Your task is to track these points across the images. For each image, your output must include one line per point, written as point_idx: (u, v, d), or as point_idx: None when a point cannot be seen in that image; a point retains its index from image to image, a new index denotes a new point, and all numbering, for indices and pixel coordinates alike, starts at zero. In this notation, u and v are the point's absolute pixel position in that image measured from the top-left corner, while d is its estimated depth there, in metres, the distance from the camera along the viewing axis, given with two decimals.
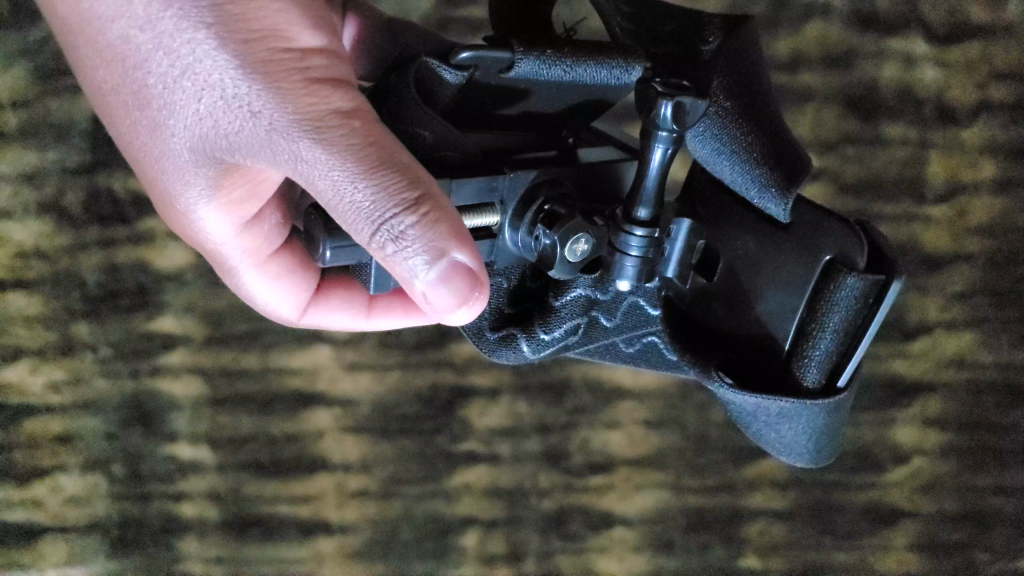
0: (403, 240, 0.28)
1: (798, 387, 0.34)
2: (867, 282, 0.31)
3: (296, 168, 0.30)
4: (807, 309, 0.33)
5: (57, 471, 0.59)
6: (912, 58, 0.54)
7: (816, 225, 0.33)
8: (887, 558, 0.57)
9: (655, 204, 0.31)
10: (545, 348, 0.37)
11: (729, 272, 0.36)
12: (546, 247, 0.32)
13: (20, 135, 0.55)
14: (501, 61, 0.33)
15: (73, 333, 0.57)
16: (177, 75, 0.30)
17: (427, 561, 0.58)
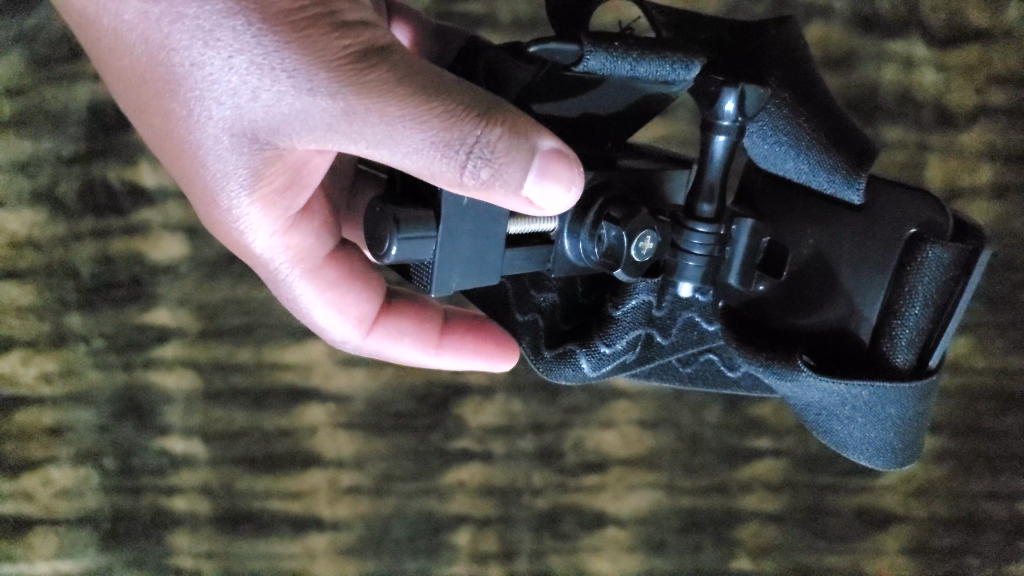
0: (490, 151, 0.29)
1: (892, 368, 0.36)
2: (954, 251, 0.34)
3: (357, 120, 0.30)
4: (893, 286, 0.36)
5: (47, 463, 0.58)
6: (912, 60, 0.54)
7: (886, 203, 0.36)
8: (879, 562, 0.57)
9: (713, 199, 0.34)
10: (605, 362, 0.38)
11: (792, 267, 0.39)
12: (613, 245, 0.33)
13: (16, 123, 0.55)
14: (570, 53, 0.31)
15: (66, 324, 0.57)
16: (205, 50, 0.31)
17: (420, 559, 0.57)
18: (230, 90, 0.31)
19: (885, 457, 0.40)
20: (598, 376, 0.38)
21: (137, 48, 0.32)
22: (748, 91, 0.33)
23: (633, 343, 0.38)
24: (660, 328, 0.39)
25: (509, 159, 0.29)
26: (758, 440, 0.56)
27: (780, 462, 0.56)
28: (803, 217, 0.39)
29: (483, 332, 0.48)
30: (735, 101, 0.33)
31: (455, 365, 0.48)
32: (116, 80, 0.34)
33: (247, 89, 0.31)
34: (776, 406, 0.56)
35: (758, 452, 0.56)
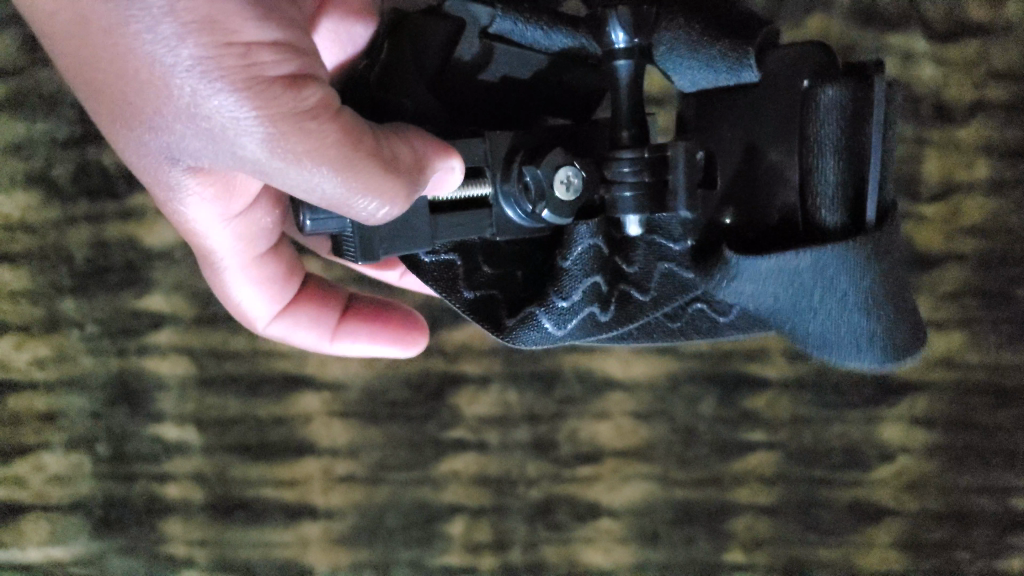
0: (374, 200, 0.33)
1: (825, 228, 0.37)
2: (843, 90, 0.36)
3: (257, 163, 0.32)
4: (801, 154, 0.37)
5: (39, 449, 0.58)
6: (911, 54, 0.54)
7: (791, 59, 0.38)
8: (870, 555, 0.57)
9: (632, 138, 0.37)
10: (565, 318, 0.40)
11: (722, 150, 0.41)
12: (538, 183, 0.36)
13: (10, 105, 0.54)
14: (483, 12, 0.39)
15: (60, 309, 0.57)
16: (148, 77, 0.32)
17: (413, 548, 0.58)
18: (165, 115, 0.33)
19: (880, 349, 0.39)
20: (564, 333, 0.41)
21: (90, 44, 0.33)
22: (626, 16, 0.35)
23: (592, 293, 0.41)
24: (633, 284, 0.42)
25: (399, 208, 0.34)
26: (752, 433, 0.57)
27: (774, 455, 0.56)
28: (726, 114, 0.41)
29: (390, 318, 0.51)
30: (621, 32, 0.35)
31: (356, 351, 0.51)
32: (67, 54, 0.35)
33: (177, 121, 0.33)
34: (770, 399, 0.56)
35: (752, 444, 0.57)
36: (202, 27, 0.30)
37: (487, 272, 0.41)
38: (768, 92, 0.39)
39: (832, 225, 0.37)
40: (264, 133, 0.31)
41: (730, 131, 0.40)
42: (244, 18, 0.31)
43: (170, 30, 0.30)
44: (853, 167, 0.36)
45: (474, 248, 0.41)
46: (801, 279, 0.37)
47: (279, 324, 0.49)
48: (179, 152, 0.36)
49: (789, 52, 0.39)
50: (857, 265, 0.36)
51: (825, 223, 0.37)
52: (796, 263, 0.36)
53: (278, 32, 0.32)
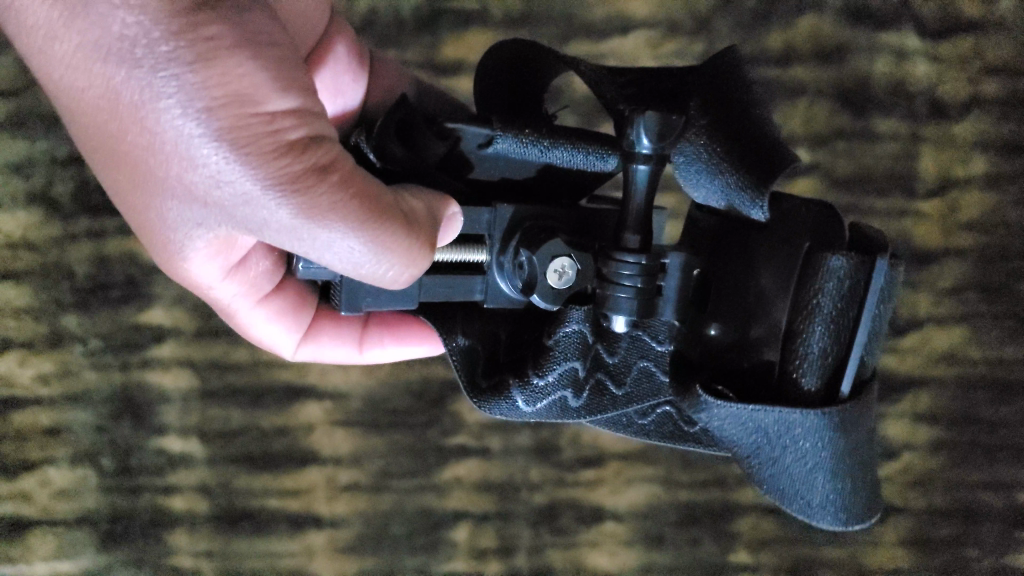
0: (395, 257, 0.32)
1: (799, 396, 0.33)
2: (852, 262, 0.32)
3: (278, 232, 0.31)
4: (797, 294, 0.33)
5: (44, 464, 0.58)
6: (904, 52, 0.54)
7: (789, 215, 0.35)
8: (876, 553, 0.57)
9: (639, 230, 0.34)
10: (539, 397, 0.37)
11: (724, 299, 0.37)
12: (530, 266, 0.34)
13: (9, 124, 0.55)
14: (479, 134, 0.38)
15: (62, 324, 0.57)
16: (165, 147, 0.31)
17: (419, 556, 0.58)
18: (183, 184, 0.32)
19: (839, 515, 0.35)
20: (533, 412, 0.38)
21: (104, 115, 0.32)
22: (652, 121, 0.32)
23: (570, 378, 0.38)
24: (609, 373, 0.39)
25: (419, 265, 0.33)
26: None
27: None
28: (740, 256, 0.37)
29: (403, 325, 0.49)
30: (646, 139, 0.32)
31: (383, 358, 0.51)
32: (80, 123, 0.34)
33: (195, 189, 0.31)
34: None
35: None
36: (227, 97, 0.29)
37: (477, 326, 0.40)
38: (775, 234, 0.35)
39: (807, 394, 0.33)
40: (285, 196, 0.30)
41: (730, 270, 0.37)
42: (270, 87, 0.30)
43: (192, 99, 0.29)
44: (842, 338, 0.33)
45: (467, 306, 0.40)
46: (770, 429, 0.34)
47: (306, 347, 0.49)
48: (195, 220, 0.34)
49: (806, 208, 0.35)
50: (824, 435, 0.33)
51: (803, 391, 0.33)
52: (770, 413, 0.33)
53: (300, 100, 0.31)
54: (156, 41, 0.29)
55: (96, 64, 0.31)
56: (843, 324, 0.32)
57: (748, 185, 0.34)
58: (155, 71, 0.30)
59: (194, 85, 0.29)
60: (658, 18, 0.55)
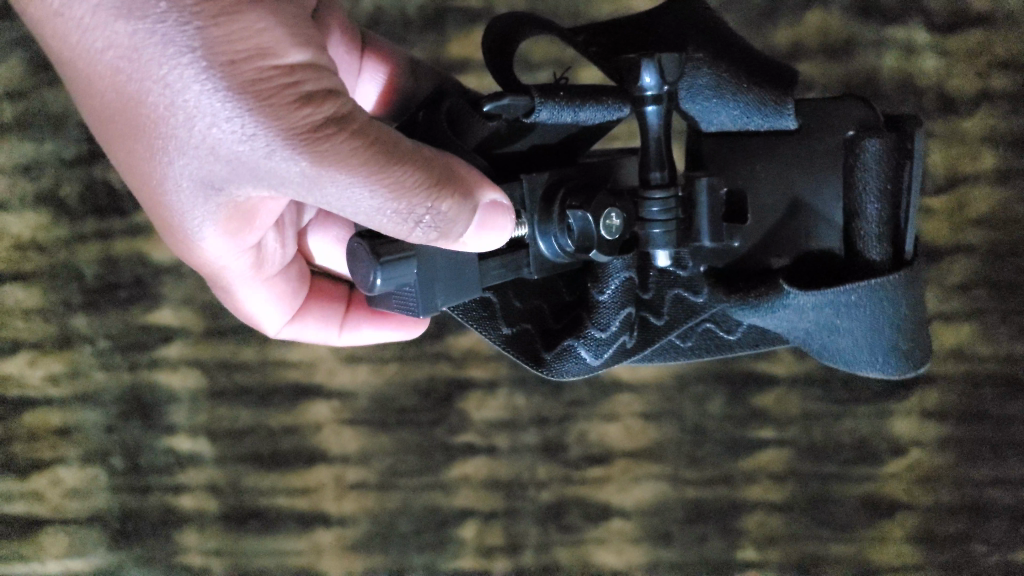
0: (428, 204, 0.31)
1: (873, 265, 0.38)
2: (885, 140, 0.37)
3: (303, 182, 0.31)
4: (847, 184, 0.39)
5: (56, 464, 0.59)
6: (912, 47, 0.54)
7: (821, 113, 0.40)
8: (884, 550, 0.56)
9: (661, 166, 0.36)
10: (604, 347, 0.39)
11: (757, 203, 0.41)
12: (585, 231, 0.34)
13: (19, 126, 0.55)
14: (522, 106, 0.36)
15: (71, 325, 0.58)
16: (185, 105, 0.31)
17: (426, 554, 0.58)
18: (202, 146, 0.32)
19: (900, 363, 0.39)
20: (600, 364, 0.39)
21: (117, 83, 0.31)
22: (664, 61, 0.35)
23: (627, 323, 0.39)
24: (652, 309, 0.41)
25: (452, 222, 0.32)
26: (762, 430, 0.56)
27: (784, 452, 0.56)
28: (761, 156, 0.41)
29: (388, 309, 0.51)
30: (654, 74, 0.35)
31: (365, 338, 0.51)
32: (86, 97, 0.33)
33: (215, 148, 0.31)
34: (778, 395, 0.56)
35: (762, 442, 0.56)
36: (249, 50, 0.30)
37: (519, 307, 0.40)
38: (803, 134, 0.40)
39: (876, 264, 0.38)
40: (309, 141, 0.30)
41: (762, 172, 0.41)
42: (286, 41, 0.31)
43: (213, 52, 0.30)
44: (893, 208, 0.37)
45: (506, 288, 0.40)
46: (835, 304, 0.37)
47: (292, 326, 0.50)
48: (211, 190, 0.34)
49: (833, 103, 0.40)
50: (893, 296, 0.37)
51: (870, 261, 0.38)
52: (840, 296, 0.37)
53: (314, 57, 0.32)
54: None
55: (110, 28, 0.30)
56: (887, 187, 0.37)
57: (769, 99, 0.41)
58: (177, 25, 0.29)
59: (215, 38, 0.29)
60: None
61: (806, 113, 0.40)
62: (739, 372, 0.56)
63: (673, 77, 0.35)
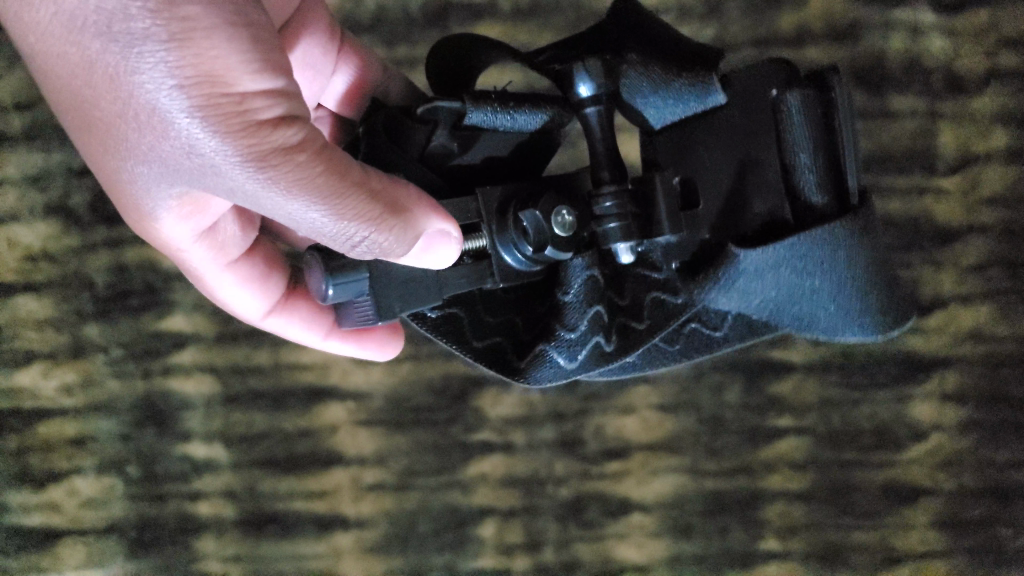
0: (366, 233, 0.33)
1: (816, 207, 0.38)
2: (804, 93, 0.38)
3: (250, 198, 0.33)
4: (778, 145, 0.39)
5: (72, 474, 0.59)
6: (919, 27, 0.55)
7: (756, 81, 0.40)
8: (908, 536, 0.55)
9: (609, 165, 0.39)
10: (576, 349, 0.41)
11: (709, 182, 0.41)
12: (538, 229, 0.38)
13: (25, 138, 0.57)
14: (455, 111, 0.39)
15: (84, 334, 0.58)
16: (139, 114, 0.32)
17: (445, 554, 0.57)
18: (157, 149, 0.33)
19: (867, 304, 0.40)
20: (576, 366, 0.41)
21: (82, 83, 0.33)
22: (591, 68, 0.38)
23: (598, 322, 0.41)
24: (632, 315, 0.42)
25: (389, 246, 0.34)
26: (781, 418, 0.56)
27: (804, 440, 0.56)
28: (702, 138, 0.41)
29: (371, 331, 0.51)
30: (589, 83, 0.38)
31: (344, 350, 0.52)
32: (60, 87, 0.35)
33: (169, 154, 0.33)
34: (796, 382, 0.56)
35: (781, 430, 0.56)
36: (198, 75, 0.30)
37: (490, 321, 0.43)
38: (737, 105, 0.41)
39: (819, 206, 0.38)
40: (251, 168, 0.31)
41: (708, 154, 0.41)
42: (241, 67, 0.30)
43: (163, 74, 0.30)
44: (828, 152, 0.38)
45: (476, 304, 0.43)
46: (802, 263, 0.38)
47: (276, 319, 0.51)
48: (172, 181, 0.36)
49: (756, 74, 0.41)
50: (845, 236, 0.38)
51: (813, 204, 0.38)
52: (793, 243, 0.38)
53: (275, 80, 0.32)
54: (129, 19, 0.30)
55: (73, 36, 0.31)
56: (823, 141, 0.38)
57: (696, 80, 0.41)
58: (130, 46, 0.30)
59: (167, 61, 0.30)
60: (667, 6, 0.56)
61: (735, 87, 0.41)
62: (757, 361, 0.56)
63: (604, 79, 0.38)
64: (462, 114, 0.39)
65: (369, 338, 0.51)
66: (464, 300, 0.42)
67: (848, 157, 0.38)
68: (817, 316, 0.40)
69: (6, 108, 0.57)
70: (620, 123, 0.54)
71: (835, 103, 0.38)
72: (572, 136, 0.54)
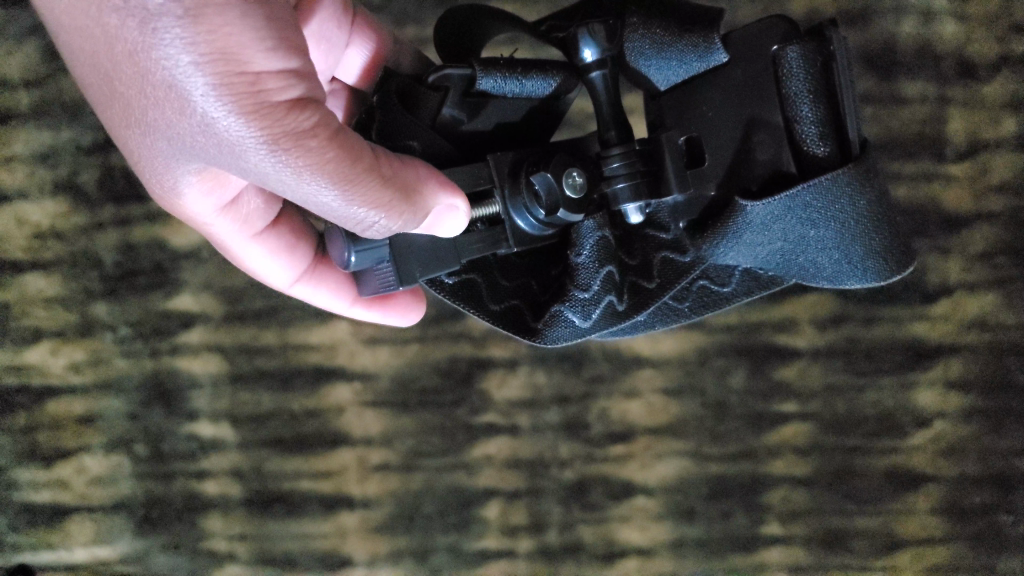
0: (374, 215, 0.34)
1: (819, 161, 0.38)
2: (805, 47, 0.38)
3: (262, 178, 0.33)
4: (781, 99, 0.39)
5: (80, 452, 0.59)
6: (931, 12, 0.55)
7: (757, 33, 0.40)
8: (909, 523, 0.55)
9: (616, 126, 0.40)
10: (590, 309, 0.40)
11: (714, 140, 0.41)
12: (549, 191, 0.38)
13: (34, 115, 0.57)
14: (464, 76, 0.39)
15: (93, 313, 0.58)
16: (156, 91, 0.32)
17: (450, 535, 0.57)
18: (172, 127, 0.33)
19: (876, 252, 0.39)
20: (590, 325, 0.41)
21: (102, 57, 0.33)
22: (596, 32, 0.38)
23: (610, 282, 0.40)
24: (642, 274, 0.42)
25: (396, 225, 0.35)
26: (785, 404, 0.56)
27: (807, 425, 0.56)
28: (705, 96, 0.41)
29: (392, 298, 0.51)
30: (593, 48, 0.38)
31: (368, 317, 0.52)
32: (80, 59, 0.35)
33: (183, 130, 0.33)
34: (801, 367, 0.56)
35: (785, 416, 0.56)
36: (214, 54, 0.30)
37: (506, 285, 0.43)
38: (740, 60, 0.40)
39: (822, 158, 0.38)
40: (265, 150, 0.31)
41: (712, 110, 0.41)
42: (256, 47, 0.31)
43: (179, 51, 0.30)
44: (830, 106, 0.38)
45: (492, 269, 0.43)
46: (804, 213, 0.38)
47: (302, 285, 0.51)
48: (188, 157, 0.36)
49: (759, 27, 0.40)
50: (850, 190, 0.37)
51: (815, 157, 0.38)
52: (800, 197, 0.37)
53: (287, 60, 0.32)
54: None
55: (93, 10, 0.31)
56: (825, 92, 0.38)
57: (699, 40, 0.41)
58: (145, 24, 0.30)
59: (181, 38, 0.29)
60: None
61: (737, 44, 0.40)
62: (762, 347, 0.57)
63: (609, 44, 0.39)
64: (473, 80, 0.39)
65: (392, 303, 0.51)
66: (480, 266, 0.43)
67: (849, 106, 0.38)
68: (822, 264, 0.40)
69: (14, 84, 0.57)
70: (631, 105, 0.54)
71: (833, 56, 0.37)
72: (581, 117, 0.54)
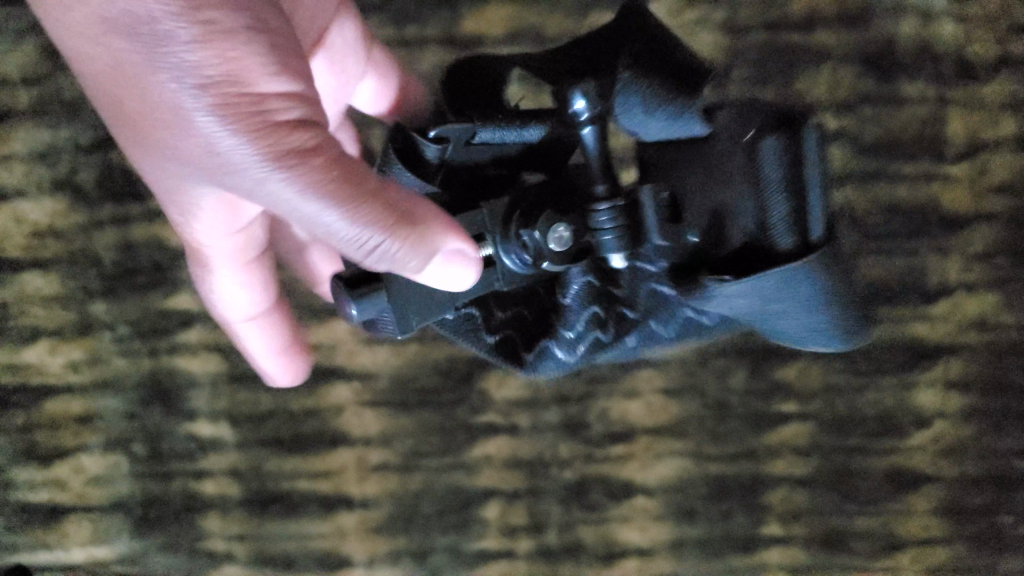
0: (378, 245, 0.33)
1: (780, 253, 0.36)
2: (783, 140, 0.36)
3: (273, 204, 0.33)
4: (754, 195, 0.37)
5: (77, 451, 0.59)
6: (931, 13, 0.54)
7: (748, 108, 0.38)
8: (909, 523, 0.56)
9: (607, 180, 0.37)
10: (573, 347, 0.41)
11: (693, 201, 0.40)
12: (534, 245, 0.37)
13: (32, 113, 0.56)
14: (465, 131, 0.39)
15: (91, 312, 0.58)
16: (170, 118, 0.33)
17: (449, 535, 0.57)
18: (188, 154, 0.34)
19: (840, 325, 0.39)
20: (574, 360, 0.41)
21: (121, 94, 0.35)
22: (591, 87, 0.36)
23: (596, 321, 0.41)
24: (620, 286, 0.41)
25: (404, 259, 0.33)
26: (785, 404, 0.56)
27: (806, 426, 0.56)
28: (689, 162, 0.41)
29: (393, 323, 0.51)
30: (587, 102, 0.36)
31: None
32: (104, 101, 0.37)
33: (201, 160, 0.34)
34: (801, 368, 0.56)
35: (785, 416, 0.56)
36: (218, 76, 0.32)
37: (500, 316, 0.43)
38: (720, 135, 0.39)
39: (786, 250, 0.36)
40: (268, 167, 0.32)
41: (687, 182, 0.41)
42: (262, 71, 0.32)
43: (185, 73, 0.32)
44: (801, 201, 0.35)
45: (488, 300, 0.43)
46: (769, 292, 0.36)
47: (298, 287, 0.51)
48: (213, 188, 0.38)
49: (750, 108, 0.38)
50: (812, 279, 0.36)
51: (779, 249, 0.36)
52: (760, 280, 0.36)
53: (293, 85, 0.33)
54: (152, 15, 0.31)
55: (100, 35, 0.33)
56: (639, 60, 0.40)
57: (683, 104, 0.40)
58: (155, 48, 0.32)
59: (190, 60, 0.32)
60: None
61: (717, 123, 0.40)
62: (763, 347, 0.55)
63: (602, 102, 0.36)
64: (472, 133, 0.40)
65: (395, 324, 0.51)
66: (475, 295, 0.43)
67: (816, 201, 0.35)
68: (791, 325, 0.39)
69: (13, 81, 0.55)
70: None
71: (804, 155, 0.35)
72: None
